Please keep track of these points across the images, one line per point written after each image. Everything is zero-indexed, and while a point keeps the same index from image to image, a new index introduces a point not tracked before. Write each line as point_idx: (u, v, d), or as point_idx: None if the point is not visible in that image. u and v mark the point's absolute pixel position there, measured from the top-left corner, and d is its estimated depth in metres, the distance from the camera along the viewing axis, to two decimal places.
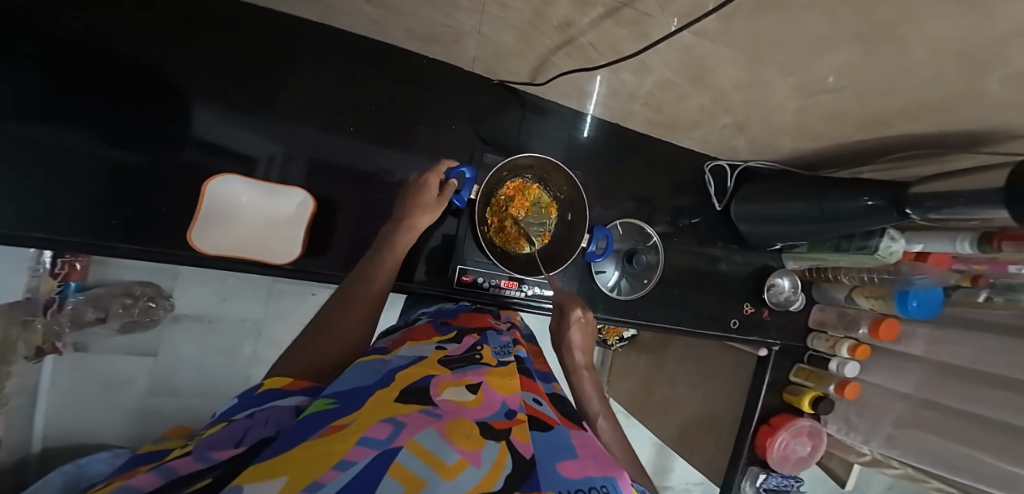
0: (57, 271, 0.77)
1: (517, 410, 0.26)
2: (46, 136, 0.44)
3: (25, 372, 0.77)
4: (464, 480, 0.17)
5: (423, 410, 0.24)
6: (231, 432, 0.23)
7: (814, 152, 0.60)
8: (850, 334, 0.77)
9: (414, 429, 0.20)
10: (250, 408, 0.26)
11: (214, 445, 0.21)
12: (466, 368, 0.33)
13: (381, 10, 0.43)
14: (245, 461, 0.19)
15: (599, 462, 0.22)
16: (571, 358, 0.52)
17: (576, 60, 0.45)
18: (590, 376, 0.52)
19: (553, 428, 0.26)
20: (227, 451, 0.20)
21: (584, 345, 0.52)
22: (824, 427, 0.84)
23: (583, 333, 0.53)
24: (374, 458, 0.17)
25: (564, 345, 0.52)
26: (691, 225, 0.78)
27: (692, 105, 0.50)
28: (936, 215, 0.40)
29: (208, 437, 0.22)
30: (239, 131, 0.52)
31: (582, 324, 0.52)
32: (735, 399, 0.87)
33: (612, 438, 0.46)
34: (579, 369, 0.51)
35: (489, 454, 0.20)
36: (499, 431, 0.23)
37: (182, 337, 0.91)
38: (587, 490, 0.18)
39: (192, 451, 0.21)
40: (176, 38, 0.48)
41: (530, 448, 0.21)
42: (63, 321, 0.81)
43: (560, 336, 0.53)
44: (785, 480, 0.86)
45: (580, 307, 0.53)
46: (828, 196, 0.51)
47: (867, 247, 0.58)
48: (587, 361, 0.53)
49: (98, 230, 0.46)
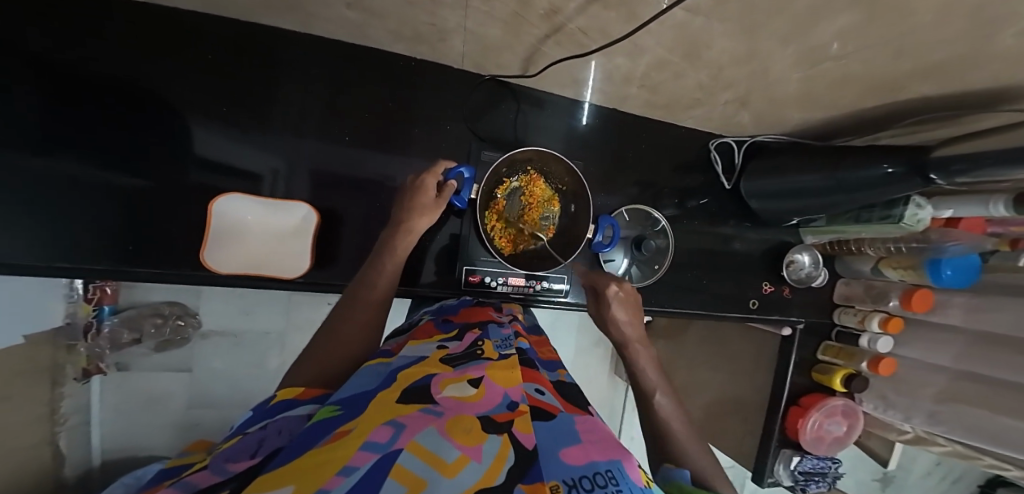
0: (91, 296, 0.82)
1: (519, 401, 0.26)
2: (61, 175, 0.46)
3: (76, 393, 0.83)
4: (466, 477, 0.17)
5: (424, 409, 0.24)
6: (246, 445, 0.23)
7: (825, 122, 0.57)
8: (880, 308, 0.74)
9: (415, 429, 0.21)
10: (263, 420, 0.27)
11: (230, 458, 0.22)
12: (469, 363, 0.33)
13: (362, 14, 0.42)
14: (257, 472, 0.20)
15: (604, 446, 0.23)
16: (620, 334, 0.51)
17: (567, 47, 0.44)
18: (645, 351, 0.51)
19: (556, 417, 0.26)
20: (244, 462, 0.21)
21: (630, 320, 0.52)
22: (859, 405, 0.80)
23: (626, 308, 0.53)
24: (376, 461, 0.17)
25: (609, 322, 0.52)
26: (699, 206, 0.75)
27: (690, 83, 0.48)
28: (961, 180, 0.36)
29: (223, 451, 0.23)
30: (239, 153, 0.53)
31: (621, 300, 0.53)
32: (761, 380, 0.85)
33: (671, 410, 0.45)
34: (630, 344, 0.51)
35: (491, 449, 0.20)
36: (501, 424, 0.23)
37: (211, 352, 0.95)
38: (592, 474, 0.20)
39: (208, 465, 0.21)
40: (172, 69, 0.49)
41: (532, 438, 0.22)
42: (103, 344, 0.85)
43: (603, 317, 0.54)
44: (822, 462, 0.83)
45: (617, 283, 0.54)
46: (843, 164, 0.48)
47: (891, 216, 0.54)
48: (638, 335, 0.52)
49: (118, 261, 0.49)
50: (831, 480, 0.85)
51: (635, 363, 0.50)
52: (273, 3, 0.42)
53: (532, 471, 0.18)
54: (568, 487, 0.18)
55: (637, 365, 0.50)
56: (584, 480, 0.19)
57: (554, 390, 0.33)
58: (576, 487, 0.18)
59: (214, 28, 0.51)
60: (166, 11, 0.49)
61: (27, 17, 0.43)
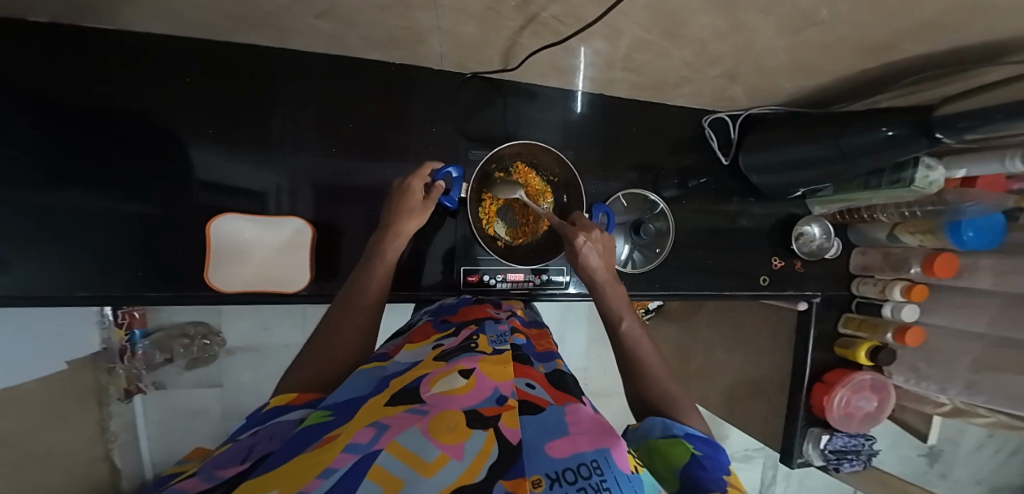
0: (121, 321, 0.86)
1: (509, 395, 0.26)
2: (75, 214, 0.49)
3: (122, 411, 0.89)
4: (445, 476, 0.17)
5: (410, 409, 0.24)
6: (240, 453, 0.24)
7: (827, 87, 0.54)
8: (901, 275, 0.70)
9: (397, 430, 0.21)
10: (257, 427, 0.28)
11: (222, 465, 0.23)
12: (460, 355, 0.33)
13: (334, 23, 0.42)
14: (244, 477, 0.21)
15: (593, 435, 0.23)
16: (592, 278, 0.50)
17: (544, 36, 0.43)
18: (615, 289, 0.50)
19: (545, 410, 0.26)
20: (233, 468, 0.22)
21: (602, 263, 0.50)
22: (888, 379, 0.77)
23: (597, 253, 0.50)
24: (355, 462, 0.17)
25: (580, 268, 0.50)
26: (701, 185, 0.73)
27: (676, 61, 0.46)
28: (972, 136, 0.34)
29: (215, 458, 0.24)
30: (234, 175, 0.54)
31: (592, 247, 0.50)
32: (781, 359, 0.82)
33: (640, 340, 0.46)
34: (601, 285, 0.49)
35: (474, 445, 0.20)
36: (488, 419, 0.23)
37: (238, 367, 0.99)
38: (577, 466, 0.19)
39: (199, 472, 0.22)
40: (164, 101, 0.51)
41: (518, 433, 0.21)
42: (139, 365, 0.90)
43: (574, 263, 0.51)
44: (853, 440, 0.79)
45: (585, 232, 0.51)
46: (843, 130, 0.46)
47: (901, 180, 0.51)
48: (608, 277, 0.50)
49: (133, 289, 0.51)
50: (866, 458, 0.81)
51: (606, 303, 0.49)
52: (243, 20, 0.42)
53: (515, 465, 0.18)
54: (551, 481, 0.18)
55: (608, 303, 0.49)
56: (568, 472, 0.19)
57: (548, 384, 0.33)
58: (558, 480, 0.18)
59: (199, 57, 0.52)
60: (154, 43, 0.50)
61: (31, 66, 0.46)
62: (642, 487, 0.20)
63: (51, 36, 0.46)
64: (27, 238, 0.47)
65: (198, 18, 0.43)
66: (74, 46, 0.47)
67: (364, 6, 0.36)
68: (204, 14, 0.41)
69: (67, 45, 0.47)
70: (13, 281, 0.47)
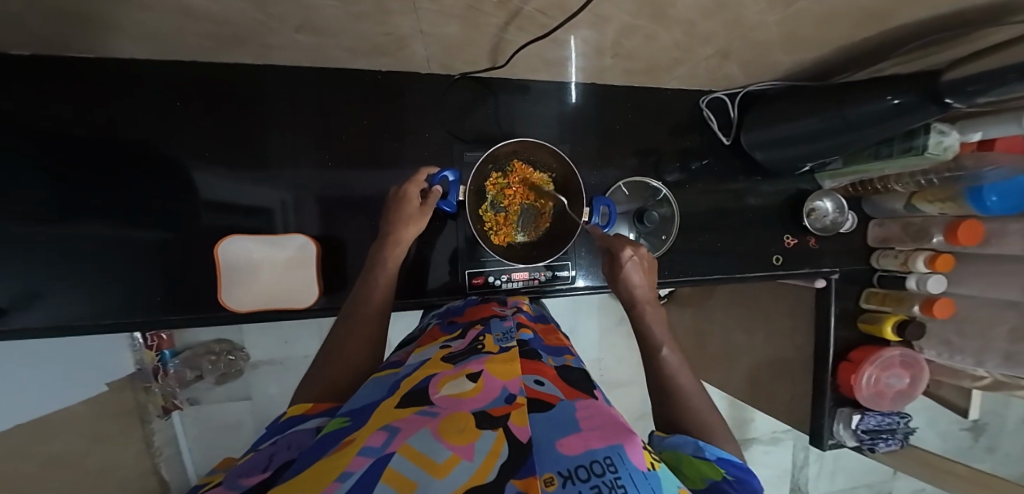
0: (150, 343, 0.89)
1: (518, 393, 0.26)
2: (96, 246, 0.51)
3: (164, 427, 0.95)
4: (457, 477, 0.17)
5: (420, 411, 0.25)
6: (260, 461, 0.25)
7: (829, 56, 0.51)
8: (922, 245, 0.67)
9: (408, 433, 0.21)
10: (275, 435, 0.30)
11: (245, 473, 0.24)
12: (469, 359, 0.34)
13: (314, 36, 0.42)
14: (265, 485, 0.22)
15: (604, 432, 0.23)
16: (631, 294, 0.48)
17: (530, 29, 0.41)
18: (655, 312, 0.48)
19: (556, 406, 0.26)
20: (256, 476, 0.23)
21: (644, 283, 0.49)
22: (920, 354, 0.73)
23: (640, 271, 0.49)
24: (370, 466, 0.18)
25: (621, 282, 0.49)
26: (703, 167, 0.71)
27: (665, 43, 0.45)
28: (984, 99, 0.33)
29: (238, 467, 0.25)
30: (239, 195, 0.56)
31: (635, 263, 0.49)
32: (801, 339, 0.79)
33: (678, 369, 0.42)
34: (639, 303, 0.48)
35: (483, 446, 0.20)
36: (497, 419, 0.23)
37: (264, 380, 1.02)
38: (589, 464, 0.19)
39: (225, 481, 0.23)
40: (167, 132, 0.53)
41: (527, 431, 0.21)
42: (172, 383, 0.93)
43: (614, 277, 0.50)
44: (887, 419, 0.76)
45: (632, 246, 0.50)
46: (848, 100, 0.44)
47: (913, 148, 0.50)
48: (650, 297, 0.49)
49: (155, 313, 0.54)
50: (902, 437, 0.77)
51: (644, 323, 0.47)
52: (226, 39, 0.43)
53: (525, 465, 0.17)
54: (563, 479, 0.17)
55: (646, 324, 0.46)
56: (580, 470, 0.18)
57: (557, 378, 0.33)
58: (571, 478, 0.18)
59: (193, 84, 0.54)
60: (152, 74, 0.52)
61: (46, 108, 0.49)
62: (657, 484, 0.19)
63: (57, 76, 0.49)
64: (56, 272, 0.50)
65: (182, 40, 0.44)
66: (80, 83, 0.50)
67: (338, 16, 0.35)
68: (186, 37, 0.42)
69: (75, 86, 0.50)
70: (46, 311, 0.50)
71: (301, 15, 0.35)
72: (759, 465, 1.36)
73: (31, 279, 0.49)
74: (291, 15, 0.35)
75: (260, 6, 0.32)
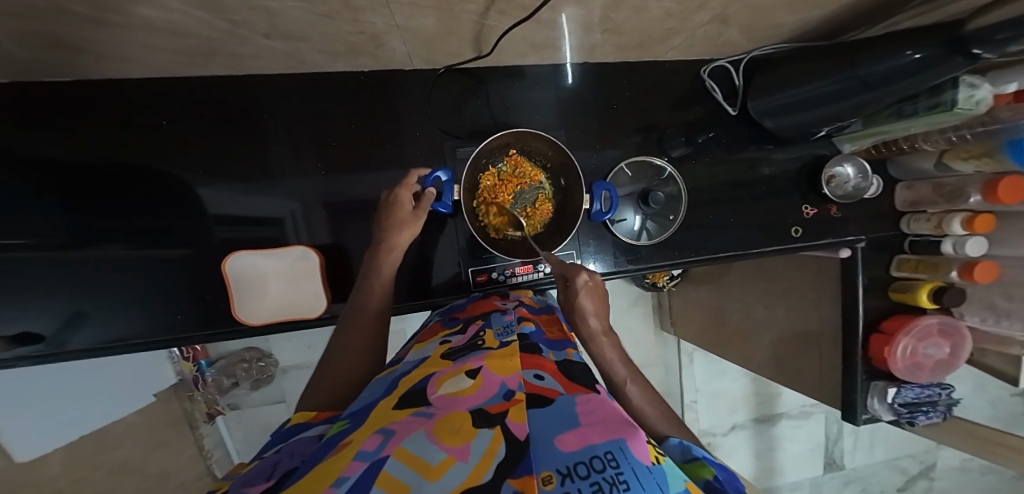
0: (187, 355, 0.94)
1: (517, 389, 0.25)
2: (114, 268, 0.54)
3: (211, 432, 1.02)
4: (451, 479, 0.16)
5: (417, 412, 0.25)
6: (262, 469, 0.26)
7: (840, 10, 0.46)
8: (956, 207, 0.61)
9: (403, 435, 0.21)
10: (279, 443, 0.31)
11: (249, 482, 0.25)
12: (468, 354, 0.33)
13: (285, 40, 0.42)
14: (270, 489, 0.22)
15: (605, 426, 0.21)
16: (585, 325, 0.44)
17: (511, 12, 0.39)
18: (611, 343, 0.44)
19: (556, 402, 0.25)
20: (259, 484, 0.24)
21: (598, 311, 0.45)
22: (961, 322, 0.68)
23: (595, 299, 0.45)
24: (364, 470, 0.17)
25: (575, 315, 0.45)
26: (710, 140, 0.68)
27: (655, 12, 0.42)
28: (1014, 48, 0.28)
29: (241, 476, 0.26)
30: (240, 211, 0.57)
31: (589, 289, 0.45)
32: (826, 311, 0.76)
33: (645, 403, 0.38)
34: (595, 336, 0.43)
35: (480, 445, 0.19)
36: (494, 416, 0.22)
37: (295, 384, 1.07)
38: (588, 461, 0.18)
39: (229, 488, 0.24)
40: (166, 154, 0.55)
41: (525, 428, 0.20)
42: (213, 391, 0.99)
43: (569, 307, 0.46)
44: (927, 391, 0.72)
45: (587, 272, 0.46)
46: (865, 56, 0.40)
47: (940, 104, 0.45)
48: (605, 327, 0.45)
49: (175, 330, 0.56)
50: (944, 409, 0.72)
51: (602, 358, 0.42)
52: (198, 51, 0.43)
53: (523, 464, 0.16)
54: (562, 477, 0.16)
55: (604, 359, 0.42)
56: (580, 466, 0.17)
57: (556, 371, 0.32)
58: (570, 475, 0.17)
59: (185, 105, 0.55)
60: (146, 98, 0.54)
61: (57, 140, 0.51)
62: (662, 479, 0.18)
63: (65, 107, 0.51)
64: (82, 296, 0.53)
65: (161, 56, 0.44)
66: (82, 112, 0.52)
67: (305, 18, 0.34)
68: (162, 51, 0.42)
69: (76, 118, 0.52)
70: (78, 332, 0.53)
71: (267, 20, 0.34)
72: (789, 439, 1.33)
73: (61, 304, 0.53)
74: (256, 21, 0.35)
75: (221, 14, 0.31)
